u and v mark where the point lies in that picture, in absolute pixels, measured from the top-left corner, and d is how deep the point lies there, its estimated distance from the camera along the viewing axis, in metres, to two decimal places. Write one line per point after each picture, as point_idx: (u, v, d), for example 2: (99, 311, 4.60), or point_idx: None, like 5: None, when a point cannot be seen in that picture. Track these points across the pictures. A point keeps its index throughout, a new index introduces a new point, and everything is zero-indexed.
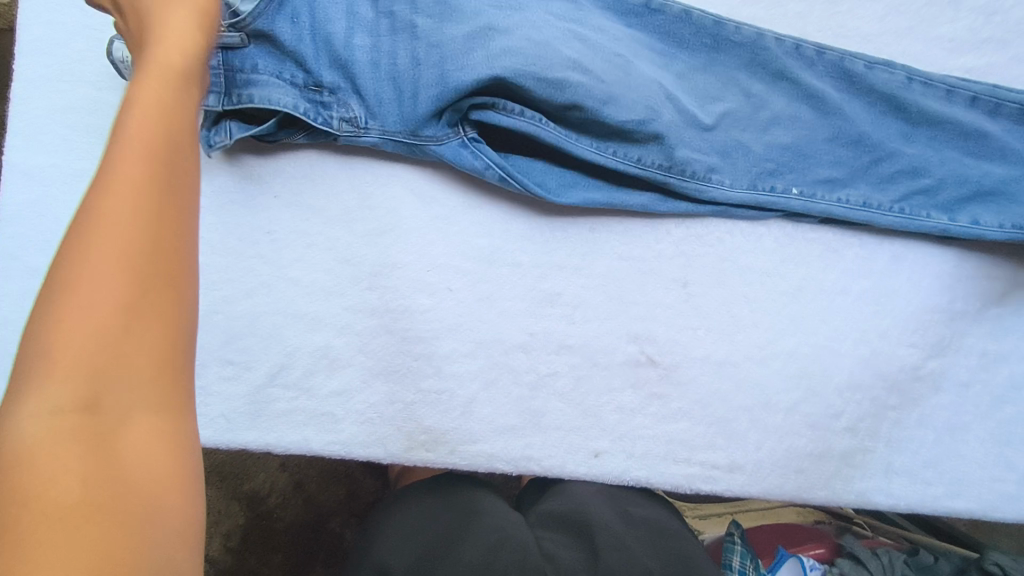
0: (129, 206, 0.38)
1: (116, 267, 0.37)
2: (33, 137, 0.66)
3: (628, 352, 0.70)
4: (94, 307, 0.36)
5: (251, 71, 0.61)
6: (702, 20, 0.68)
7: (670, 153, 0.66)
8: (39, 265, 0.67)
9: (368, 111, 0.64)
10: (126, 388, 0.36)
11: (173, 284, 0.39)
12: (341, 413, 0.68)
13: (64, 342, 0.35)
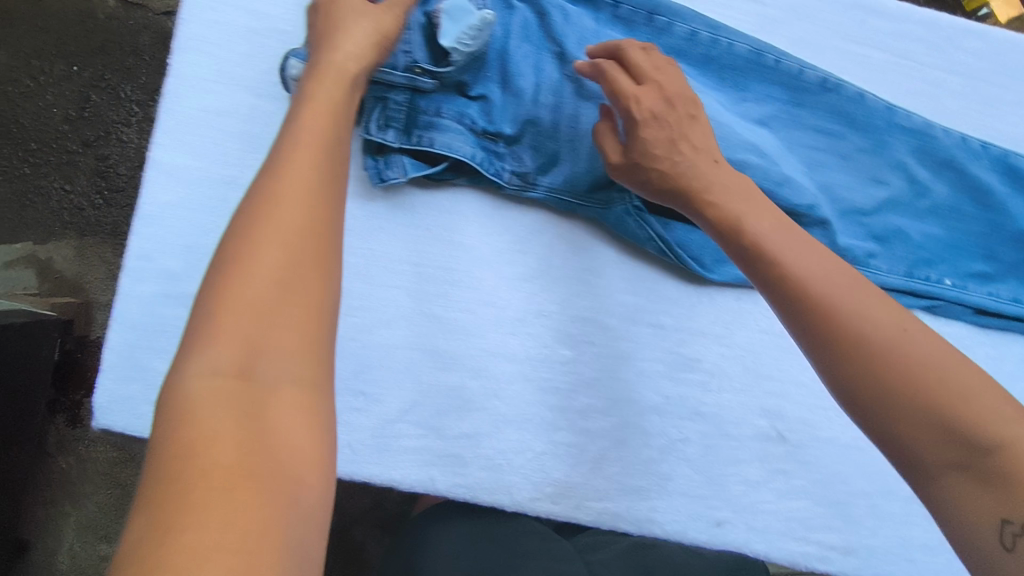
0: (290, 191, 0.41)
1: (272, 247, 0.39)
2: (181, 137, 0.62)
3: (758, 427, 0.69)
4: (251, 286, 0.37)
5: (434, 115, 0.60)
6: (875, 103, 0.67)
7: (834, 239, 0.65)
8: (173, 272, 0.63)
9: (539, 166, 0.63)
10: (279, 360, 0.37)
11: (319, 268, 0.40)
12: (470, 457, 0.67)
13: (228, 315, 0.37)
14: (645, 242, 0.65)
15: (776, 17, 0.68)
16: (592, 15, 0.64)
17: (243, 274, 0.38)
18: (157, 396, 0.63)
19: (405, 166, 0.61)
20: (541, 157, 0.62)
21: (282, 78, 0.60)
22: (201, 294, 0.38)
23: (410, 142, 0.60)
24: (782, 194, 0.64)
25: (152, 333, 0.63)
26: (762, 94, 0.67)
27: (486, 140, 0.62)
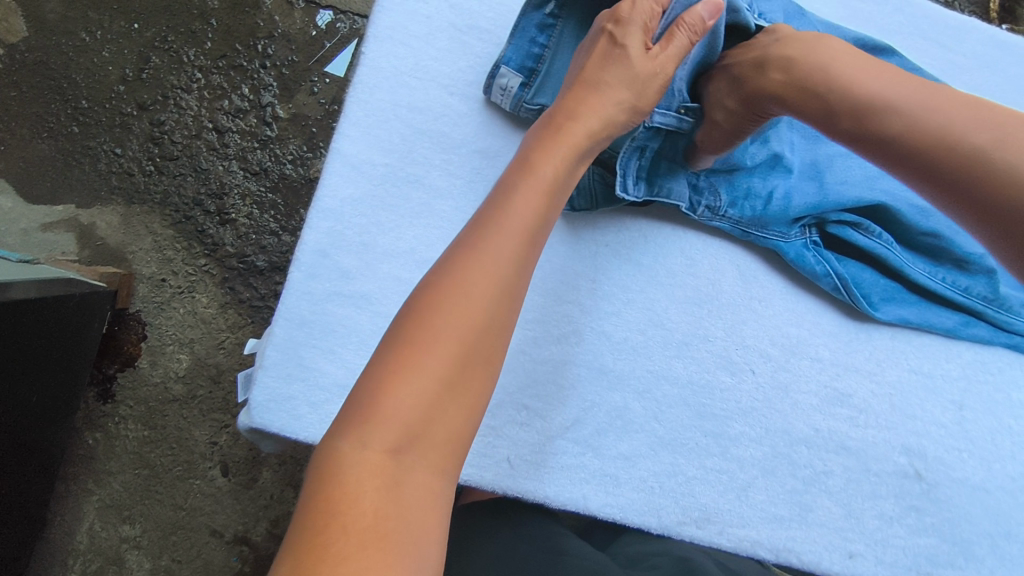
0: (475, 290, 0.44)
1: (451, 343, 0.42)
2: (374, 132, 0.61)
3: (898, 464, 0.71)
4: (425, 374, 0.41)
5: (669, 157, 0.64)
6: None
7: (997, 288, 0.69)
8: (348, 269, 0.61)
9: (731, 200, 0.64)
10: (426, 451, 0.40)
11: (479, 373, 0.43)
12: (624, 477, 0.66)
13: (399, 394, 0.40)
14: (823, 276, 0.65)
15: (957, 62, 0.71)
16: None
17: (414, 362, 0.41)
18: (316, 397, 0.60)
19: (599, 194, 0.63)
20: (737, 192, 0.64)
21: (489, 82, 0.60)
22: (383, 362, 0.41)
23: (657, 192, 0.63)
24: (953, 243, 0.67)
25: (320, 331, 0.61)
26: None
27: (698, 174, 0.64)
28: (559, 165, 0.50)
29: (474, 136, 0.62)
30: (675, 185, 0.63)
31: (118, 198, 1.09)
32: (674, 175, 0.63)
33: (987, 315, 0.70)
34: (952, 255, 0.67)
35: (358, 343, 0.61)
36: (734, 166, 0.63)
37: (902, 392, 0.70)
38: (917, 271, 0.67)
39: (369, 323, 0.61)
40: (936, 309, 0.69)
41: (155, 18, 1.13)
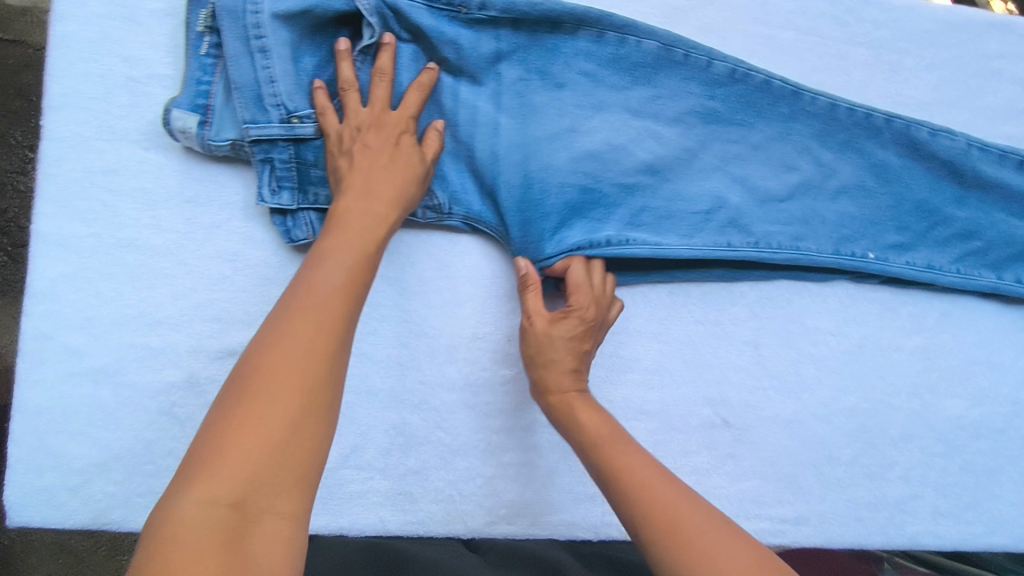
0: (309, 328, 0.45)
1: (293, 388, 0.43)
2: (71, 205, 0.59)
3: (703, 416, 0.70)
4: (259, 418, 0.42)
5: None
6: (780, 90, 0.68)
7: (749, 233, 0.67)
8: (77, 348, 0.59)
9: (450, 197, 0.62)
10: (279, 492, 0.41)
11: (327, 412, 0.44)
12: (420, 491, 0.65)
13: (240, 441, 0.41)
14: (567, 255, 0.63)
15: (681, 6, 0.69)
16: (492, 35, 0.61)
17: (253, 415, 0.42)
18: (74, 482, 0.59)
19: (312, 225, 0.60)
20: (450, 186, 0.62)
21: (166, 129, 0.56)
22: (226, 409, 0.42)
23: (307, 201, 0.59)
24: (677, 206, 0.66)
25: (63, 416, 0.59)
26: (675, 91, 0.66)
27: None
28: (362, 198, 0.54)
29: (178, 185, 0.60)
30: None
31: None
32: None
33: (765, 259, 0.67)
34: (687, 211, 0.66)
35: (108, 421, 0.60)
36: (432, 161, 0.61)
37: (693, 347, 0.69)
38: (676, 246, 0.65)
39: (113, 398, 0.60)
40: (698, 266, 0.69)
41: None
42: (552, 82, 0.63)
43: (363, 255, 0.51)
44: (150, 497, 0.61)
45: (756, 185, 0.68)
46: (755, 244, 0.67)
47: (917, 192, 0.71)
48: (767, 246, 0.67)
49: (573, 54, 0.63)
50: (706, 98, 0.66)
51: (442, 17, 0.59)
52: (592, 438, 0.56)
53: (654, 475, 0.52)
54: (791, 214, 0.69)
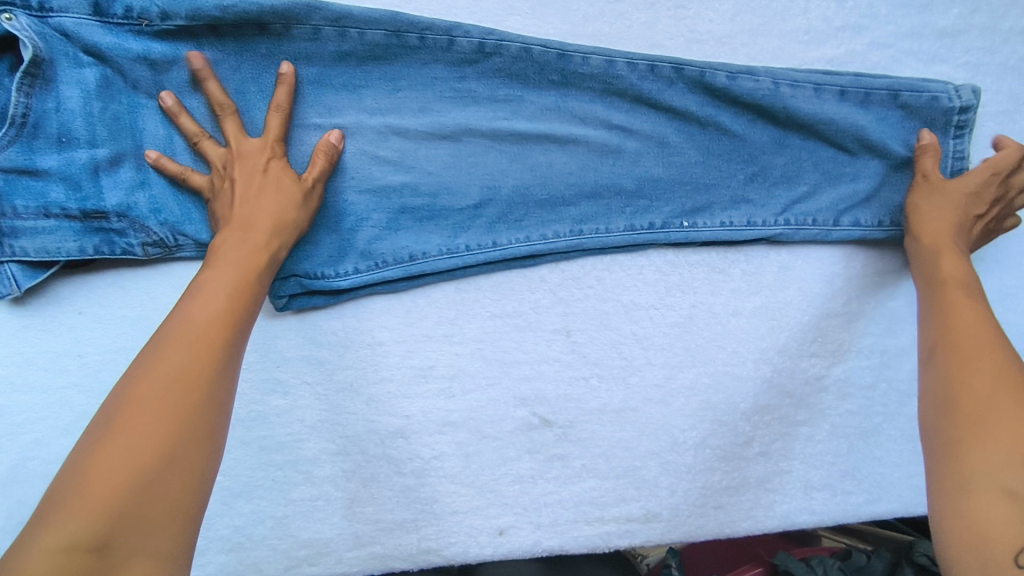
0: (188, 361, 0.43)
1: (170, 428, 0.40)
2: None
3: (518, 418, 0.64)
4: (117, 459, 0.38)
5: (42, 209, 0.54)
6: (542, 56, 0.61)
7: (523, 225, 0.63)
8: None
9: (173, 230, 0.57)
10: (145, 527, 0.37)
11: (202, 448, 0.41)
12: (204, 544, 0.59)
13: (97, 481, 0.37)
14: (313, 278, 0.59)
15: None
16: (193, 46, 0.55)
17: (117, 450, 0.38)
18: None
19: (17, 278, 0.55)
20: (168, 218, 0.56)
21: None
22: (87, 453, 0.38)
23: (5, 253, 0.54)
24: (440, 203, 0.62)
25: None
26: (417, 78, 0.60)
27: (93, 217, 0.55)
28: (236, 228, 0.52)
29: None
30: (68, 243, 0.55)
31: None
32: (64, 235, 0.55)
33: (541, 250, 0.63)
34: (450, 212, 0.62)
35: None
36: (142, 194, 0.56)
37: (495, 343, 0.63)
38: (434, 255, 0.61)
39: None
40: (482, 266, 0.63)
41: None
42: (272, 94, 0.58)
43: (242, 285, 0.49)
44: None
45: (538, 161, 0.63)
46: (528, 229, 0.63)
47: (721, 143, 0.64)
48: (546, 229, 0.63)
49: (293, 56, 0.58)
50: (460, 73, 0.61)
51: (123, 33, 0.53)
52: (945, 275, 0.59)
53: (982, 328, 0.53)
54: (579, 185, 0.63)
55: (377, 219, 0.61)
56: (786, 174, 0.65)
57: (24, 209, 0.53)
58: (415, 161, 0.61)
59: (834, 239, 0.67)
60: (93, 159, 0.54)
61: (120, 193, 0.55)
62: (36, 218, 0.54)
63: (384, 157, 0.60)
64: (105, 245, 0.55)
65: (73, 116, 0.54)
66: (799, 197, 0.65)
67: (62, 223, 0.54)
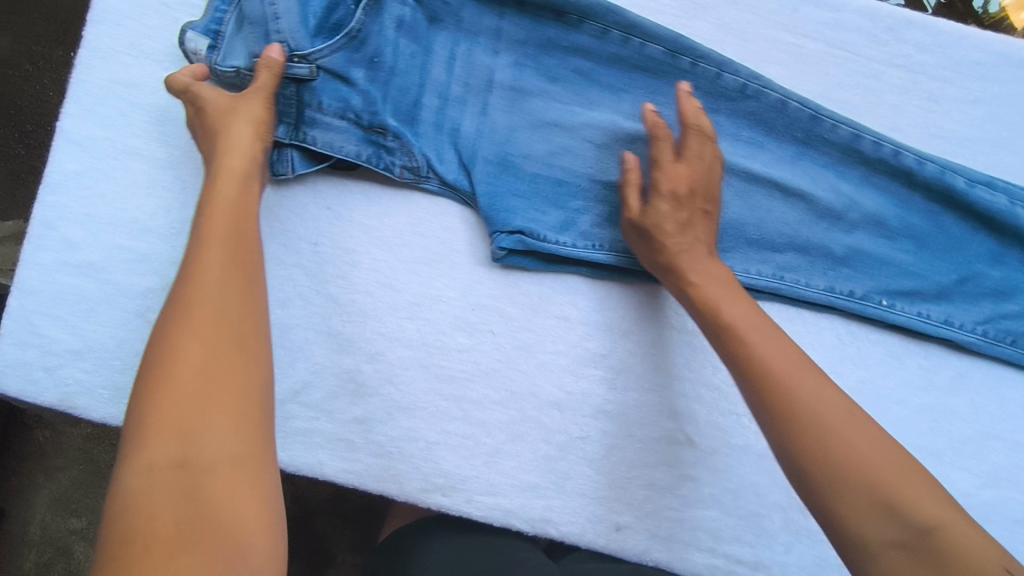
0: (211, 294, 0.45)
1: (189, 352, 0.42)
2: (91, 109, 0.64)
3: (666, 429, 0.66)
4: (177, 390, 0.41)
5: (338, 111, 0.61)
6: (797, 113, 0.64)
7: (727, 256, 0.66)
8: (75, 240, 0.64)
9: (429, 161, 0.63)
10: (215, 434, 0.40)
11: (244, 361, 0.44)
12: (361, 442, 0.65)
13: (162, 405, 0.40)
14: (536, 237, 0.64)
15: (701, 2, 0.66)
16: (497, 15, 0.64)
17: (167, 375, 0.41)
18: (51, 362, 0.63)
19: (295, 163, 0.62)
20: (429, 150, 0.63)
21: (183, 51, 0.61)
22: (136, 397, 0.42)
23: (296, 139, 0.61)
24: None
25: (51, 300, 0.64)
26: (673, 98, 0.65)
27: (371, 130, 0.62)
28: (234, 155, 0.53)
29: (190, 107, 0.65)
30: (348, 145, 0.61)
31: (19, 201, 1.07)
32: (347, 137, 0.61)
33: (742, 283, 0.65)
34: None
35: (89, 312, 0.64)
36: (416, 124, 0.63)
37: (666, 352, 0.66)
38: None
39: (98, 292, 0.64)
40: None
41: (20, 12, 1.06)
42: (545, 74, 0.65)
43: (245, 192, 0.51)
44: (110, 391, 0.64)
45: (759, 203, 0.66)
46: (732, 261, 0.66)
47: (936, 240, 0.65)
48: (749, 265, 0.66)
49: (572, 48, 0.65)
50: (714, 103, 0.65)
51: None
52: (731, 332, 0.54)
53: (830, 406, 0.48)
54: (790, 234, 0.66)
55: (602, 208, 0.66)
56: (995, 288, 0.65)
57: (324, 106, 0.60)
58: (650, 170, 0.66)
59: (1018, 364, 0.67)
60: (389, 83, 0.62)
61: (401, 117, 0.63)
62: (332, 119, 0.61)
63: (623, 156, 0.65)
64: (373, 157, 0.62)
65: (388, 44, 0.62)
66: (1000, 313, 0.66)
67: (350, 127, 0.61)
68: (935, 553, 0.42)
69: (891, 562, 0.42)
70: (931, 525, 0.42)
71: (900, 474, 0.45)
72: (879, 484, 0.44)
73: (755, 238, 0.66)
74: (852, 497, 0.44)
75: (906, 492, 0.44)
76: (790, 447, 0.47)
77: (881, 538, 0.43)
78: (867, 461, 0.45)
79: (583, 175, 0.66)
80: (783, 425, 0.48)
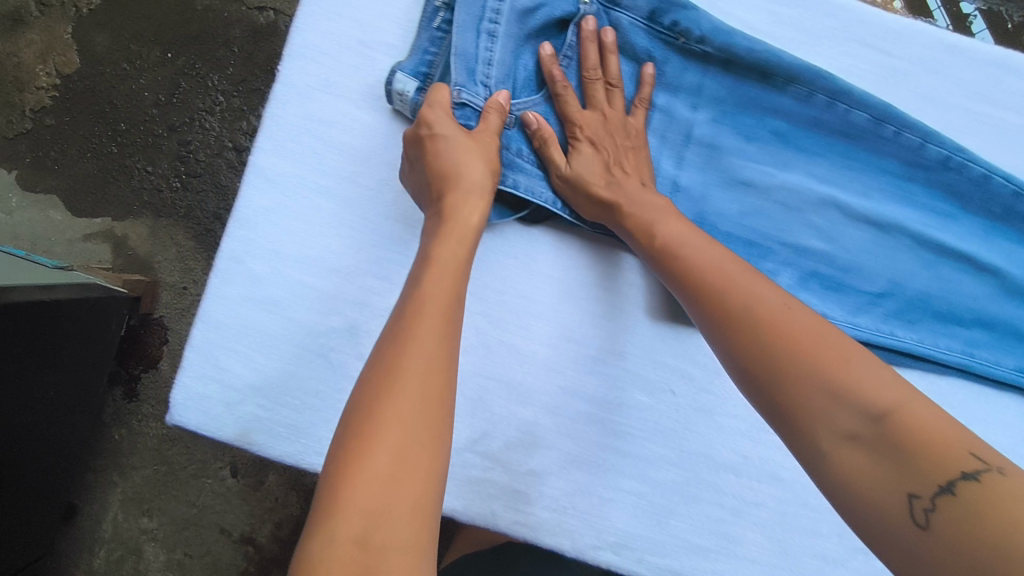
0: (413, 369, 0.44)
1: (383, 428, 0.42)
2: (284, 144, 0.63)
3: None
4: (375, 466, 0.40)
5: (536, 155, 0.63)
6: (999, 187, 0.63)
7: (915, 327, 0.65)
8: (262, 275, 0.63)
9: None
10: (395, 520, 0.39)
11: (432, 444, 0.42)
12: (535, 495, 0.64)
13: (361, 481, 0.40)
14: None
15: (900, 68, 0.65)
16: (701, 71, 0.64)
17: (366, 444, 0.41)
18: (231, 397, 0.63)
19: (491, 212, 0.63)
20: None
21: (387, 89, 0.61)
22: (334, 461, 0.41)
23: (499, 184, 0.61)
24: (848, 280, 0.65)
25: (235, 335, 0.63)
26: (869, 164, 0.65)
27: None
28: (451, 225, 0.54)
29: (384, 149, 0.65)
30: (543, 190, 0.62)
31: (110, 194, 1.02)
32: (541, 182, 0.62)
33: (932, 356, 0.65)
34: (856, 290, 0.65)
35: (271, 349, 0.63)
36: None
37: None
38: (839, 322, 0.64)
39: (282, 329, 0.63)
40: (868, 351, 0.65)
41: (121, 12, 1.04)
42: (741, 132, 0.65)
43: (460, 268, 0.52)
44: (289, 429, 0.63)
45: (948, 276, 0.65)
46: (920, 334, 0.65)
47: None
48: (938, 337, 0.65)
49: (772, 109, 0.64)
50: (911, 173, 0.65)
51: (656, 39, 0.63)
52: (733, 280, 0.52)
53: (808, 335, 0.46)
54: (977, 309, 0.65)
55: (793, 271, 0.65)
56: None
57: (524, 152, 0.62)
58: (842, 237, 0.65)
59: None
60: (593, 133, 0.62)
61: None
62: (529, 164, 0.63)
63: (817, 220, 0.65)
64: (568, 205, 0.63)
65: (598, 95, 0.63)
66: None
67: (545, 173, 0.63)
68: (967, 506, 0.37)
69: (855, 460, 0.41)
70: (889, 406, 0.41)
71: (841, 360, 0.44)
72: (822, 374, 0.44)
73: (943, 312, 0.66)
74: (808, 402, 0.43)
75: (913, 411, 0.41)
76: (752, 367, 0.47)
77: (839, 434, 0.42)
78: (811, 357, 0.45)
79: (776, 237, 0.65)
80: (750, 351, 0.47)
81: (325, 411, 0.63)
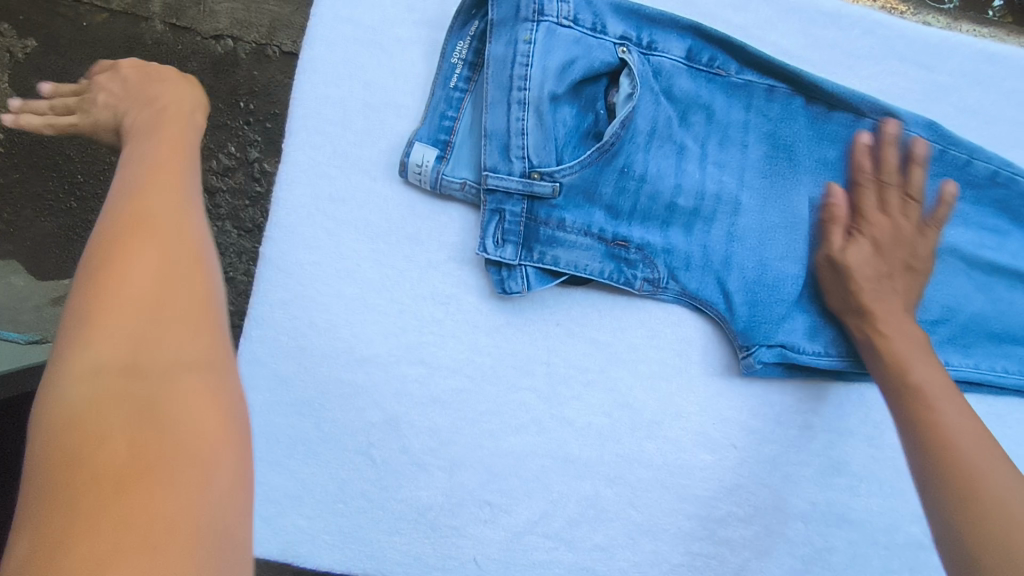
0: (163, 206, 0.37)
1: (110, 329, 0.32)
2: (294, 230, 0.59)
3: (910, 534, 0.63)
4: (131, 291, 0.33)
5: (581, 222, 0.58)
6: None
7: (974, 353, 0.63)
8: (288, 376, 0.58)
9: (670, 272, 0.60)
10: (177, 350, 0.33)
11: (199, 277, 0.36)
12: (603, 570, 0.61)
13: (115, 306, 0.33)
14: (790, 350, 0.60)
15: (945, 83, 0.64)
16: (743, 105, 0.61)
17: (112, 268, 0.33)
18: (268, 511, 0.58)
19: (530, 279, 0.58)
20: (674, 260, 0.60)
21: (404, 163, 0.58)
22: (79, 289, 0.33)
23: (532, 258, 0.57)
24: None
25: (265, 445, 0.58)
26: None
27: (610, 240, 0.59)
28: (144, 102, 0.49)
29: (402, 221, 0.60)
30: (587, 261, 0.58)
31: (75, 254, 0.80)
32: (586, 253, 0.58)
33: (992, 381, 0.63)
34: None
35: (305, 453, 0.59)
36: (660, 232, 0.60)
37: None
38: None
39: (315, 432, 0.58)
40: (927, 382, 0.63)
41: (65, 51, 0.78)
42: (789, 168, 0.62)
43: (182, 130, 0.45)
44: (335, 538, 0.58)
45: (1003, 295, 0.63)
46: (978, 359, 0.63)
47: None
48: (996, 360, 0.63)
49: (819, 138, 0.61)
50: (960, 192, 0.63)
51: (698, 79, 0.60)
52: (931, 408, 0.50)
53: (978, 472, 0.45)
54: None
55: None
56: None
57: (569, 223, 0.58)
58: None
59: None
60: (633, 189, 0.59)
61: (642, 225, 0.60)
62: (575, 235, 0.58)
63: None
64: (615, 272, 0.59)
65: (638, 150, 0.58)
66: None
67: (592, 244, 0.58)
68: None
69: None
70: None
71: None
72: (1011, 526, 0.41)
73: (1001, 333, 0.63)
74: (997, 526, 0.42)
75: None
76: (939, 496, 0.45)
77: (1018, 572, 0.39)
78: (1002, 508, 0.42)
79: None
80: (943, 476, 0.46)
81: (371, 513, 0.59)
